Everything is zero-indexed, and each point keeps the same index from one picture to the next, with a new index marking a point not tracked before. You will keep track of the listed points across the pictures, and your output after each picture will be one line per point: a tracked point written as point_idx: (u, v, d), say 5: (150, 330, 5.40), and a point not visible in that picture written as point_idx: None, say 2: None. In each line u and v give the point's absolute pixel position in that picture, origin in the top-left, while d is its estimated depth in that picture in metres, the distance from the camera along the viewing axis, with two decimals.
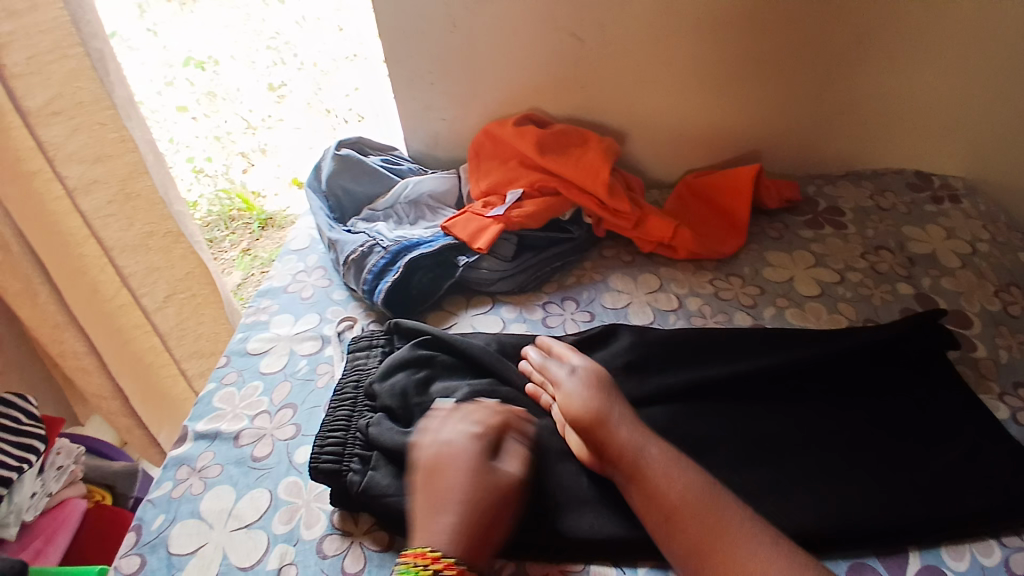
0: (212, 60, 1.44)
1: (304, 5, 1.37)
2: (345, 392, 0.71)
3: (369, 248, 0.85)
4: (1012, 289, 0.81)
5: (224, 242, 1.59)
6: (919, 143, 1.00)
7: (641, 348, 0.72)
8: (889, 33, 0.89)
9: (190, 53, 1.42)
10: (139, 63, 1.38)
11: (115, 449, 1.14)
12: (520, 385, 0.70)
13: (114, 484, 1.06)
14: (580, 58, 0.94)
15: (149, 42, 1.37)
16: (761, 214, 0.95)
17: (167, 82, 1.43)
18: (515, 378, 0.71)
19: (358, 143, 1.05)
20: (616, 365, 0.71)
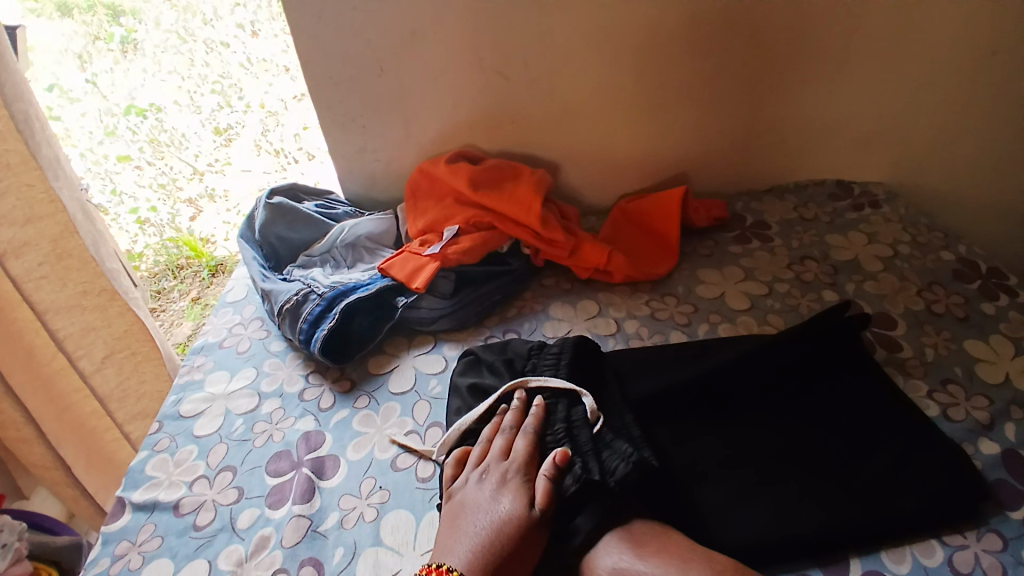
0: (155, 107, 1.42)
1: (251, 45, 1.40)
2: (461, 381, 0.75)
3: (304, 295, 0.85)
4: (935, 288, 0.83)
5: (173, 292, 1.57)
6: (838, 155, 1.04)
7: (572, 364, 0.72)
8: (800, 55, 0.93)
9: (133, 100, 1.40)
10: (80, 113, 1.36)
11: (60, 525, 1.09)
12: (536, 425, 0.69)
13: (60, 561, 1.01)
14: (507, 94, 0.96)
15: (90, 92, 1.35)
16: (692, 232, 0.98)
17: (107, 131, 1.40)
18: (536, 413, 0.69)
19: (292, 189, 1.04)
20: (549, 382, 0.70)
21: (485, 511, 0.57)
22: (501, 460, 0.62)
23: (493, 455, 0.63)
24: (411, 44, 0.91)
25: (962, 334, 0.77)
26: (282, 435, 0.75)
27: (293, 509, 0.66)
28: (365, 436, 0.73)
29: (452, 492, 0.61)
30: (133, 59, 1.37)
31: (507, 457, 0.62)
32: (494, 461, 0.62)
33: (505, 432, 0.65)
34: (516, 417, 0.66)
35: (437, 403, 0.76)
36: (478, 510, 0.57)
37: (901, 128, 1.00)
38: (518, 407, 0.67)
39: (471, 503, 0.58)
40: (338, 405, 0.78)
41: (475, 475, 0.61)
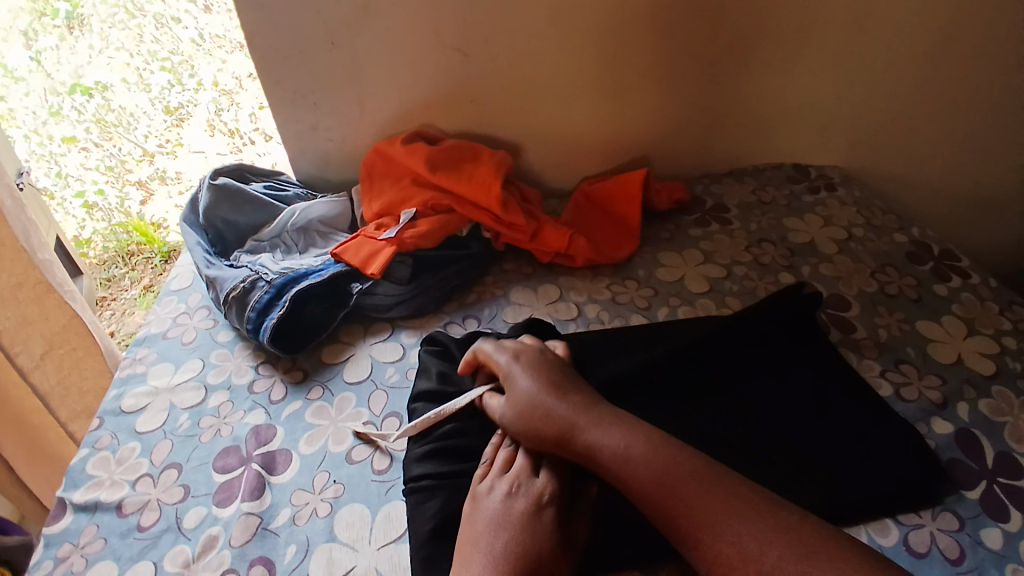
0: (101, 86, 1.35)
1: (205, 21, 1.36)
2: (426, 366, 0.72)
3: (252, 283, 0.81)
4: (888, 269, 0.85)
5: (123, 280, 1.41)
6: (796, 140, 1.05)
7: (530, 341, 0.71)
8: (761, 38, 0.93)
9: (78, 78, 1.32)
10: (23, 93, 1.28)
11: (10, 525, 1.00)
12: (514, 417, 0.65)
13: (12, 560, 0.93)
14: (466, 72, 0.93)
15: (33, 70, 1.27)
16: (654, 215, 0.97)
17: (50, 111, 1.31)
18: None
19: (238, 170, 0.99)
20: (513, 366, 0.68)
21: (506, 525, 0.51)
22: (532, 474, 0.55)
23: (521, 466, 0.56)
24: (364, 16, 0.86)
25: (915, 315, 0.79)
26: (231, 429, 0.71)
27: (242, 507, 0.63)
28: (318, 429, 0.70)
29: (473, 496, 0.55)
30: (81, 36, 1.31)
31: (534, 471, 0.56)
32: (501, 474, 0.56)
33: (535, 439, 0.58)
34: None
35: (394, 392, 0.73)
36: (508, 527, 0.50)
37: (858, 113, 1.01)
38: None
39: (501, 517, 0.52)
40: (290, 397, 0.74)
41: (504, 482, 0.55)
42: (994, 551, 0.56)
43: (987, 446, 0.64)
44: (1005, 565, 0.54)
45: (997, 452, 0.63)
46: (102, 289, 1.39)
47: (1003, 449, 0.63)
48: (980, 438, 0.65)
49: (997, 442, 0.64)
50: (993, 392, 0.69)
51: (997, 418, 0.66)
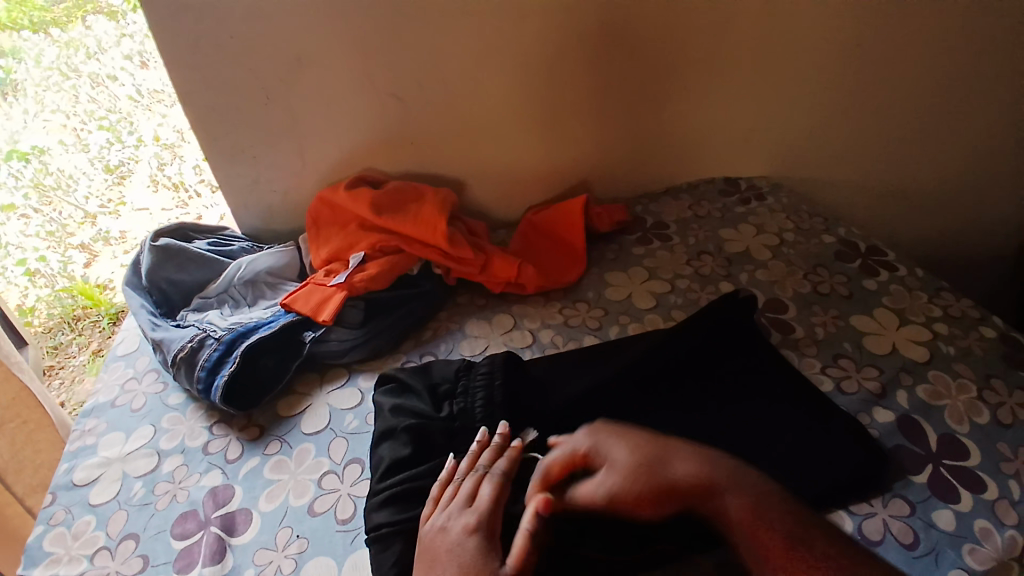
0: (37, 150, 1.25)
1: (144, 76, 1.26)
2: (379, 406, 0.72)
3: (200, 341, 0.79)
4: (819, 270, 0.90)
5: (71, 346, 1.32)
6: (725, 155, 1.11)
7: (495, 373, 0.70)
8: (681, 64, 0.98)
9: (13, 142, 1.23)
10: None
11: None
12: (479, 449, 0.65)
13: None
14: (403, 115, 0.95)
15: None
16: (597, 238, 1.01)
17: None
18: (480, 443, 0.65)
19: (180, 228, 0.98)
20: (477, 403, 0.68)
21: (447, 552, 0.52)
22: (471, 507, 0.56)
23: (458, 499, 0.57)
24: (298, 70, 0.88)
25: (848, 310, 0.83)
26: (186, 494, 0.69)
27: (203, 572, 0.61)
28: (277, 484, 0.68)
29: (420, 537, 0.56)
30: (14, 102, 1.21)
31: (472, 502, 0.57)
32: (447, 505, 0.57)
33: (475, 472, 0.60)
34: (485, 458, 0.61)
35: (355, 438, 0.73)
36: (444, 561, 0.52)
37: (777, 125, 1.08)
38: (493, 448, 0.63)
39: (440, 552, 0.53)
40: (247, 454, 0.73)
41: (442, 516, 0.56)
42: (947, 532, 0.59)
43: (929, 430, 0.67)
44: (961, 546, 0.57)
45: (940, 435, 0.67)
46: (48, 358, 1.30)
47: (945, 431, 0.67)
48: (923, 423, 0.68)
49: (936, 425, 0.68)
50: (930, 377, 0.73)
51: (935, 402, 0.70)
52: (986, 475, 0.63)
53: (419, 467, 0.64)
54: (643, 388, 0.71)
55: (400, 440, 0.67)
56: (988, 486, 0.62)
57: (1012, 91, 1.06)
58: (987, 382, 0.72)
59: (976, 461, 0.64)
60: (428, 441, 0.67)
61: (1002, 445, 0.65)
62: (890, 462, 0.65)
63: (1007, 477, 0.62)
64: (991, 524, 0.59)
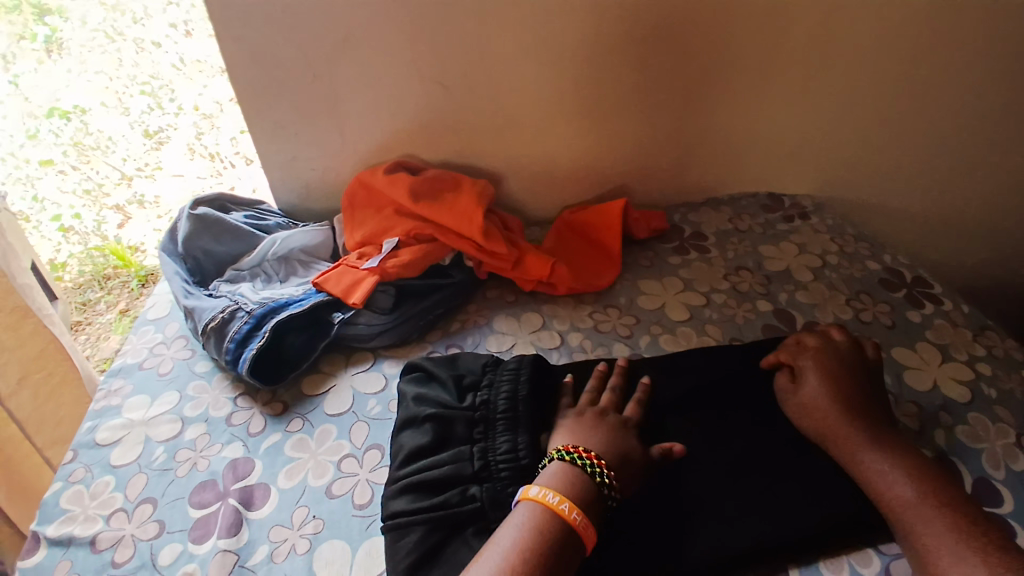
0: (78, 109, 1.26)
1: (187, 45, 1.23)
2: (405, 392, 0.72)
3: (231, 313, 0.80)
4: (862, 296, 0.88)
5: (100, 304, 1.36)
6: (770, 169, 1.09)
7: (522, 373, 0.69)
8: (731, 73, 0.96)
9: (56, 101, 1.23)
10: None
11: None
12: (499, 446, 0.63)
13: None
14: (447, 103, 0.94)
15: (10, 93, 1.19)
16: (633, 243, 0.99)
17: (28, 135, 1.23)
18: (499, 439, 0.64)
19: (218, 199, 0.98)
20: (500, 400, 0.66)
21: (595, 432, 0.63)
22: (594, 407, 0.66)
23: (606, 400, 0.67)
24: (345, 51, 0.88)
25: (888, 341, 0.81)
26: (207, 463, 0.70)
27: (218, 544, 0.61)
28: (297, 463, 0.69)
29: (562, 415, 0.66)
30: (59, 60, 1.20)
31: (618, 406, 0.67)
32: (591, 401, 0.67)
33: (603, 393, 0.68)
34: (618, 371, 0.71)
35: (377, 424, 0.72)
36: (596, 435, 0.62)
37: (826, 142, 1.05)
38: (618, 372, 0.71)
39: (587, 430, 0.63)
40: (269, 429, 0.73)
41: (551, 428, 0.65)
42: None
43: (965, 472, 0.65)
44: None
45: (975, 478, 0.64)
46: (76, 314, 1.35)
47: (980, 474, 0.64)
48: (959, 464, 0.66)
49: (973, 468, 0.65)
50: (970, 418, 0.70)
51: (974, 444, 0.68)
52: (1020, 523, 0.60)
53: (437, 457, 0.63)
54: (677, 402, 0.69)
55: (422, 429, 0.66)
56: None
57: None
58: None
59: (1010, 509, 0.61)
60: (449, 432, 0.66)
61: None
62: None
63: None
64: None
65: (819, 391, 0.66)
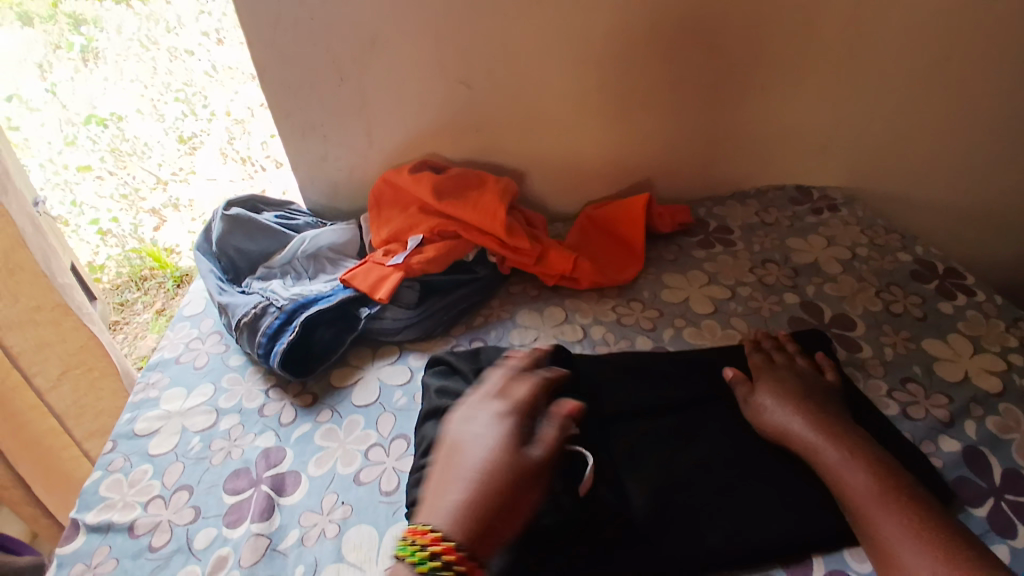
0: (115, 116, 1.30)
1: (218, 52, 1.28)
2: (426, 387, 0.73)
3: (263, 309, 0.83)
4: (892, 288, 0.85)
5: (137, 304, 1.45)
6: (798, 162, 1.07)
7: (539, 363, 0.70)
8: (757, 64, 0.95)
9: (94, 109, 1.28)
10: (37, 124, 1.22)
11: (21, 543, 0.99)
12: None
13: None
14: (470, 102, 0.96)
15: (50, 102, 1.22)
16: (656, 238, 0.99)
17: (67, 141, 1.27)
18: None
19: (251, 200, 1.02)
20: None
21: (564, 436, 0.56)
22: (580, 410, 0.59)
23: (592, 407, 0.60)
24: (371, 52, 0.90)
25: (920, 333, 0.78)
26: (241, 452, 0.72)
27: (251, 528, 0.64)
28: (326, 451, 0.71)
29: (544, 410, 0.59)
30: (95, 68, 1.24)
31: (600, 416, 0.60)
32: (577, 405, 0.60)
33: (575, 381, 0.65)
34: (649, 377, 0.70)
35: (403, 415, 0.74)
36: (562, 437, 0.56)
37: (857, 133, 1.03)
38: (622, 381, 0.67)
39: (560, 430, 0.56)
40: (299, 419, 0.75)
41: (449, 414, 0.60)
42: None
43: (996, 463, 0.63)
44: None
45: (1005, 469, 0.62)
46: (115, 313, 1.43)
47: (1012, 464, 0.62)
48: (988, 455, 0.64)
49: (1005, 458, 0.63)
50: (1001, 409, 0.68)
51: (1005, 435, 0.65)
52: None
53: None
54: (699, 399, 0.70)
55: (443, 421, 0.67)
56: None
57: None
58: None
59: None
60: None
61: None
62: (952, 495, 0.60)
63: None
64: None
65: (807, 431, 0.62)
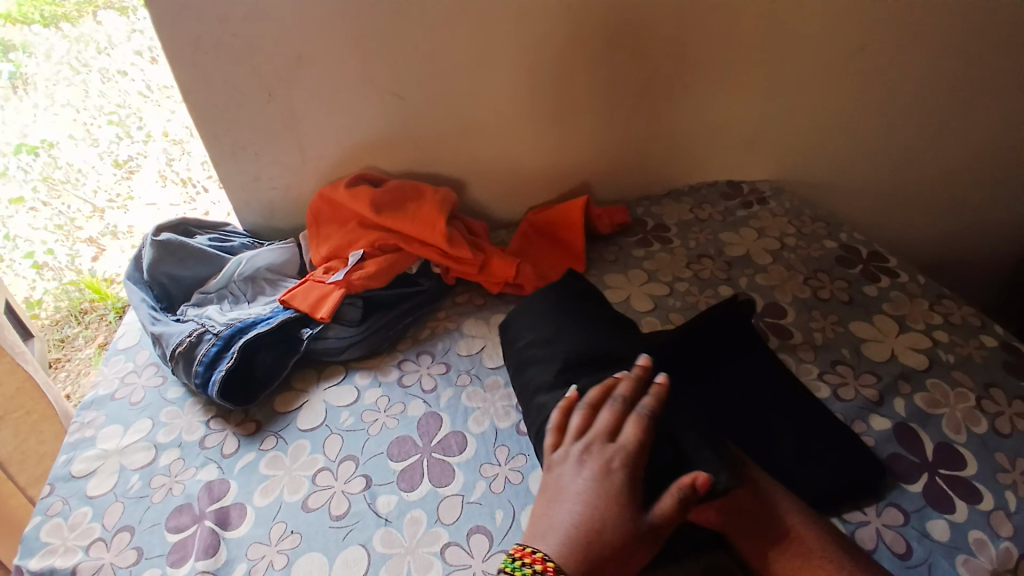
0: (46, 143, 1.18)
1: (151, 71, 1.17)
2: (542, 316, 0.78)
3: (198, 337, 0.80)
4: (819, 275, 0.90)
5: (78, 339, 1.28)
6: (727, 158, 1.11)
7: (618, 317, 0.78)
8: (683, 66, 0.98)
9: (21, 136, 1.15)
10: None
11: None
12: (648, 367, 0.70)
13: None
14: (404, 115, 0.95)
15: None
16: (597, 239, 1.01)
17: None
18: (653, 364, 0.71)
19: (181, 224, 0.98)
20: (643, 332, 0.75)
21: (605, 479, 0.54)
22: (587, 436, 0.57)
23: (597, 432, 0.57)
24: (299, 69, 0.88)
25: (847, 317, 0.83)
26: (182, 487, 0.70)
27: (196, 566, 0.61)
28: (273, 479, 0.69)
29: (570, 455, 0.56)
30: (24, 96, 1.13)
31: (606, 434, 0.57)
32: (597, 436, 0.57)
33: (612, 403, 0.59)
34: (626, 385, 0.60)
35: (350, 435, 0.72)
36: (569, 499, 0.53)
37: (781, 128, 1.08)
38: (632, 379, 0.61)
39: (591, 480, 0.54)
40: (242, 449, 0.73)
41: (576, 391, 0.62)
42: (941, 542, 0.58)
43: (927, 438, 0.67)
44: (955, 556, 0.57)
45: (936, 443, 0.66)
46: (53, 351, 1.26)
47: (942, 439, 0.66)
48: (919, 430, 0.67)
49: (934, 432, 0.67)
50: (928, 385, 0.72)
51: (934, 410, 0.69)
52: (982, 485, 0.62)
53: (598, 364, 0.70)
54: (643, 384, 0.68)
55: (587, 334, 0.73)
56: (985, 497, 0.61)
57: (1006, 96, 1.07)
58: (986, 392, 0.71)
59: (972, 471, 0.63)
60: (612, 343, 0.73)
61: (1000, 455, 0.65)
62: (885, 472, 0.64)
63: (1003, 487, 0.62)
64: (985, 536, 0.58)
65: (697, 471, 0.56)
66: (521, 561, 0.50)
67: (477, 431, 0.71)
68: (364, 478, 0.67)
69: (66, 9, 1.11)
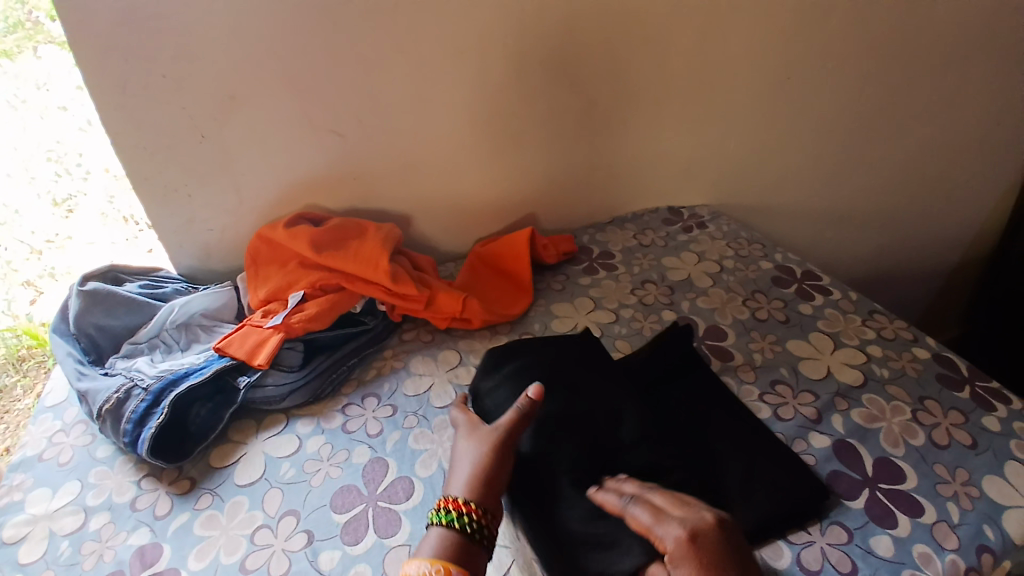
0: None
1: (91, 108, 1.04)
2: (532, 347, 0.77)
3: (126, 392, 0.75)
4: (756, 296, 0.93)
5: (18, 389, 1.06)
6: (666, 186, 1.14)
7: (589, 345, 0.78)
8: (619, 99, 1.01)
9: None
10: None
11: None
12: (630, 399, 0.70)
13: None
14: (345, 153, 0.94)
15: None
16: (545, 269, 1.01)
17: None
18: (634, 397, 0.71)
19: (110, 271, 0.93)
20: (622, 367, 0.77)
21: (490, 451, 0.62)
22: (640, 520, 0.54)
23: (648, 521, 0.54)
24: (233, 109, 0.86)
25: (785, 336, 0.85)
26: (113, 553, 0.65)
27: None
28: (208, 541, 0.65)
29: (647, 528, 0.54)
30: None
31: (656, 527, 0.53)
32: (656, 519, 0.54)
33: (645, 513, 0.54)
34: (710, 516, 0.52)
35: (291, 488, 0.69)
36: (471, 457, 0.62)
37: (714, 155, 1.12)
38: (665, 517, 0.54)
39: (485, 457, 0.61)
40: (176, 510, 0.69)
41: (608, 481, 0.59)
42: (886, 558, 0.59)
43: (866, 454, 0.68)
44: (901, 572, 0.57)
45: (876, 458, 0.68)
46: None
47: (880, 454, 0.68)
48: (858, 446, 0.69)
49: (872, 447, 0.69)
50: (864, 400, 0.75)
51: (872, 425, 0.72)
52: (923, 497, 0.64)
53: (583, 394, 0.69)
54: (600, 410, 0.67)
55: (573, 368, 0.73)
56: (928, 510, 0.63)
57: (909, 122, 1.16)
58: (921, 404, 0.74)
59: (912, 484, 0.65)
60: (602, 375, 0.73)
61: (939, 466, 0.67)
62: (827, 491, 0.65)
63: (945, 500, 0.63)
64: (931, 550, 0.59)
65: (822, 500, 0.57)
66: (445, 509, 0.57)
67: (426, 474, 0.69)
68: (306, 534, 0.64)
69: (7, 45, 0.99)
